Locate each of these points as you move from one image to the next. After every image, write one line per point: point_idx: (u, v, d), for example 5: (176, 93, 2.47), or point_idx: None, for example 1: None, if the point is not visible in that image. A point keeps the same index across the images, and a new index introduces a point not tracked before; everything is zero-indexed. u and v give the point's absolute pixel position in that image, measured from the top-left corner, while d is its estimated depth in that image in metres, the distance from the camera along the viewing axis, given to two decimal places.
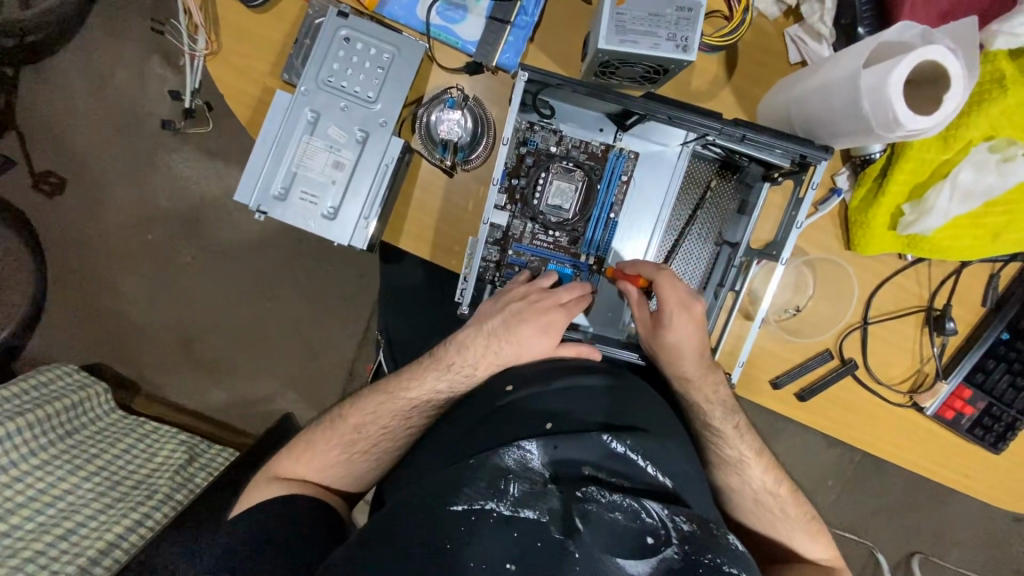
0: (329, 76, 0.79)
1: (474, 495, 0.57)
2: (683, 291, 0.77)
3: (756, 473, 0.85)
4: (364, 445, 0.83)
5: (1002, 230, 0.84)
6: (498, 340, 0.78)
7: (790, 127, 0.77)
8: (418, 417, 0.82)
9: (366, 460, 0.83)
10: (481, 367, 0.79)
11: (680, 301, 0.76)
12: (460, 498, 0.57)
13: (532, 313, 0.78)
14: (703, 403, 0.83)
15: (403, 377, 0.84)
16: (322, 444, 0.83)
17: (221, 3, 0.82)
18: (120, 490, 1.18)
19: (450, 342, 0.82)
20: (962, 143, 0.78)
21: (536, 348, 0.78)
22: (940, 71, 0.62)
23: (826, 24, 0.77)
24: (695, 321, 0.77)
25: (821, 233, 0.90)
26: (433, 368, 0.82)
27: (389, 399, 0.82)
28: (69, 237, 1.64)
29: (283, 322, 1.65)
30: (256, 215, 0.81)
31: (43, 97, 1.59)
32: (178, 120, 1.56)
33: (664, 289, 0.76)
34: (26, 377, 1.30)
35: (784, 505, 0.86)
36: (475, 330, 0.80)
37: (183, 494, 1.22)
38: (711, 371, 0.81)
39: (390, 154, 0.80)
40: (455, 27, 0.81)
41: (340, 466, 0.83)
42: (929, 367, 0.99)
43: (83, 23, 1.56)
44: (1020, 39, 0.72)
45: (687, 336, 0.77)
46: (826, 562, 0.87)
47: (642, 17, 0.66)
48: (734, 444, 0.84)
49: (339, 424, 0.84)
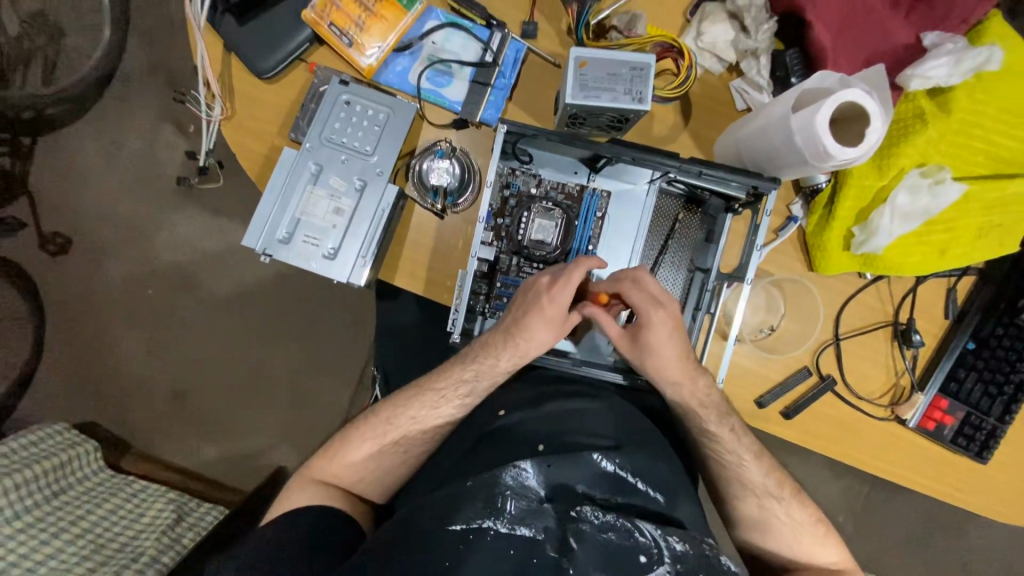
0: (331, 134, 0.88)
1: (472, 515, 0.60)
2: (650, 290, 0.81)
3: (760, 475, 0.90)
4: (394, 435, 0.88)
5: (947, 246, 0.92)
6: (513, 337, 0.83)
7: (742, 163, 0.87)
8: (446, 406, 0.89)
9: (395, 453, 0.88)
10: (506, 360, 0.85)
11: (649, 299, 0.80)
12: (457, 517, 0.60)
13: (535, 306, 0.82)
14: (698, 408, 0.86)
15: (436, 370, 0.91)
16: (354, 439, 0.89)
17: (236, 77, 0.92)
18: (105, 552, 1.16)
19: (477, 342, 0.88)
20: (895, 170, 0.88)
21: (548, 339, 0.83)
22: (859, 111, 0.72)
23: (763, 76, 0.89)
24: (669, 318, 0.80)
25: (785, 257, 0.97)
26: (459, 362, 0.89)
27: (395, 417, 0.89)
28: (70, 295, 1.69)
29: (279, 370, 1.68)
30: (262, 258, 0.87)
31: (58, 165, 1.70)
32: (193, 179, 1.67)
33: (629, 293, 0.81)
34: (16, 438, 1.30)
35: (789, 510, 0.90)
36: (496, 331, 0.86)
37: (169, 556, 1.20)
38: (700, 376, 0.85)
39: (386, 200, 0.88)
40: (442, 90, 0.92)
41: (371, 461, 0.88)
42: (905, 381, 1.03)
43: (101, 96, 1.69)
44: (932, 81, 0.84)
45: (663, 332, 0.80)
46: (839, 563, 0.90)
47: (601, 77, 0.76)
48: (734, 449, 0.88)
49: (372, 419, 0.90)
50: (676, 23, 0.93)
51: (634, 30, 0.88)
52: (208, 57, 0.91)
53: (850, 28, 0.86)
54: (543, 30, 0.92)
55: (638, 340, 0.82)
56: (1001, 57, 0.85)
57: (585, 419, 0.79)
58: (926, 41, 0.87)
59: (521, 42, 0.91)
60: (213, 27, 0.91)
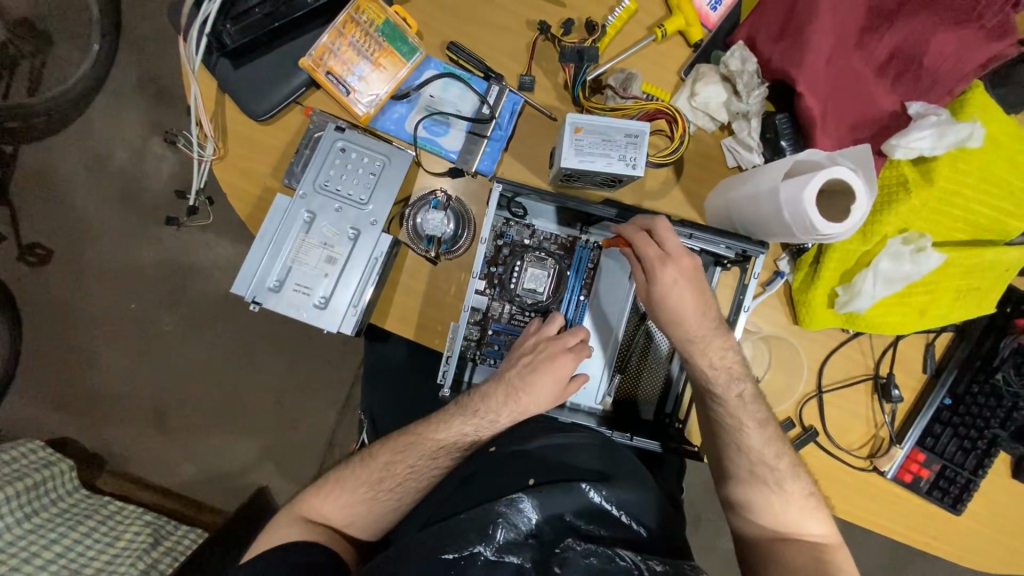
0: (326, 181, 0.88)
1: (464, 545, 0.71)
2: (664, 243, 0.78)
3: (752, 440, 0.89)
4: (390, 483, 0.88)
5: (925, 307, 0.95)
6: (516, 394, 0.85)
7: (732, 223, 0.89)
8: (439, 453, 0.89)
9: (389, 498, 0.88)
10: (504, 414, 0.86)
11: (661, 254, 0.78)
12: (450, 547, 0.70)
13: (543, 364, 0.84)
14: (709, 370, 0.85)
15: (433, 420, 0.90)
16: (349, 481, 0.88)
17: (231, 117, 0.91)
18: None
19: (475, 391, 0.88)
20: (879, 236, 0.90)
21: (548, 398, 0.86)
22: (846, 185, 0.73)
23: (754, 137, 0.91)
24: (685, 270, 0.78)
25: (771, 310, 1.00)
26: (459, 414, 0.89)
27: (383, 460, 0.89)
28: (49, 308, 1.65)
29: (263, 392, 1.66)
30: (250, 305, 0.86)
31: (39, 175, 1.66)
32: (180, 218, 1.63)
33: (640, 246, 0.78)
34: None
35: (781, 470, 0.89)
36: (496, 385, 0.86)
37: None
38: (720, 336, 0.84)
39: (380, 249, 0.88)
40: (439, 139, 0.93)
41: (365, 504, 0.87)
42: (884, 433, 1.06)
43: (87, 106, 1.65)
44: (916, 150, 0.87)
45: (678, 285, 0.78)
46: (824, 539, 0.87)
47: (596, 142, 0.77)
48: (737, 413, 0.88)
49: (369, 462, 0.89)
50: (671, 80, 0.95)
51: (629, 88, 0.90)
52: (200, 97, 0.90)
53: (836, 96, 0.88)
54: (540, 84, 0.93)
55: (652, 298, 0.82)
56: (982, 134, 0.87)
57: (577, 452, 0.86)
58: (911, 110, 0.89)
59: (518, 95, 0.91)
60: (207, 67, 0.89)
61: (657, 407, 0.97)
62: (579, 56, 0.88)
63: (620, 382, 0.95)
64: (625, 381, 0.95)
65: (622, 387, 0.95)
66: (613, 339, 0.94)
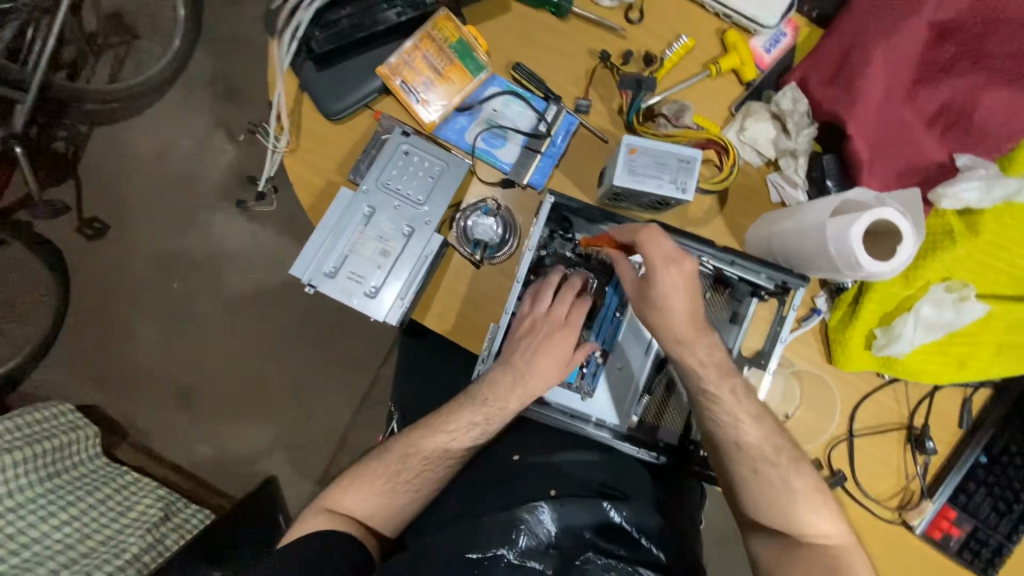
0: (388, 180, 0.94)
1: (487, 545, 0.74)
2: (665, 246, 0.79)
3: (772, 469, 0.86)
4: (408, 474, 0.90)
5: (966, 358, 0.94)
6: (523, 377, 0.86)
7: (772, 255, 0.91)
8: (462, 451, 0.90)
9: (411, 491, 0.89)
10: (513, 400, 0.87)
11: (664, 256, 0.78)
12: (474, 547, 0.73)
13: (545, 343, 0.86)
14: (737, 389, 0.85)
15: (442, 414, 0.93)
16: (373, 474, 0.90)
17: (306, 115, 0.99)
18: (87, 544, 1.19)
19: (482, 380, 0.90)
20: (921, 282, 0.91)
21: (551, 379, 0.87)
22: (893, 228, 0.75)
23: (799, 175, 0.94)
24: (685, 274, 0.79)
25: (805, 346, 1.00)
26: (468, 404, 0.90)
27: (405, 453, 0.90)
28: (98, 280, 1.74)
29: (285, 381, 1.71)
30: (306, 288, 0.92)
31: (108, 156, 1.78)
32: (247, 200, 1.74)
33: (646, 246, 0.78)
34: (21, 414, 1.35)
35: (812, 504, 0.85)
36: (503, 369, 0.88)
37: (151, 556, 1.24)
38: (705, 331, 0.83)
39: (430, 248, 0.94)
40: (496, 151, 0.98)
41: (386, 495, 0.89)
42: (915, 486, 1.03)
43: (161, 97, 1.79)
44: (963, 202, 0.88)
45: (677, 288, 0.79)
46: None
47: (650, 165, 0.82)
48: (757, 442, 0.86)
49: (385, 456, 0.91)
50: (722, 114, 0.99)
51: (681, 118, 0.95)
52: (283, 95, 0.97)
53: (885, 142, 0.91)
54: (595, 108, 0.99)
55: (646, 296, 0.82)
56: None
57: (598, 470, 0.90)
58: (959, 162, 0.91)
59: (574, 117, 0.97)
60: (293, 70, 0.98)
61: (680, 435, 0.94)
62: (637, 85, 0.93)
63: (649, 403, 0.92)
64: (654, 402, 0.93)
65: (652, 411, 0.92)
66: (647, 357, 0.93)
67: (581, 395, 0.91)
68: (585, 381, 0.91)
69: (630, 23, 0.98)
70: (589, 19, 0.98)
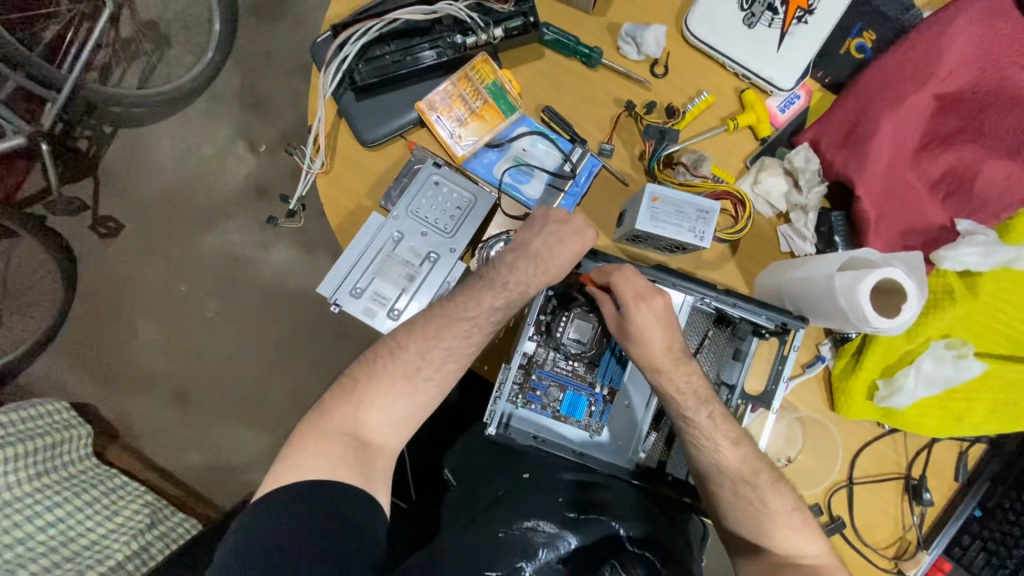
0: (417, 209, 0.99)
1: (504, 565, 0.74)
2: (640, 283, 0.83)
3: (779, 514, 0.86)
4: None
5: (963, 412, 0.97)
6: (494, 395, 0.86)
7: (781, 300, 0.94)
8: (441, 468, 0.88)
9: None
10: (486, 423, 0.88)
11: (638, 293, 0.82)
12: (494, 565, 0.74)
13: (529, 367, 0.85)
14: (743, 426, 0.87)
15: None
16: None
17: (342, 139, 1.03)
18: (74, 547, 1.15)
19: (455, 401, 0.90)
20: (922, 338, 0.95)
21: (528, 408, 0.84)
22: (898, 287, 0.80)
23: (808, 229, 0.99)
24: (656, 312, 0.81)
25: (809, 392, 1.03)
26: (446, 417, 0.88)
27: None
28: (106, 278, 1.75)
29: (286, 391, 1.71)
30: (331, 306, 0.96)
31: (129, 157, 1.81)
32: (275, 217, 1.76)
33: (621, 284, 0.82)
34: (14, 410, 1.32)
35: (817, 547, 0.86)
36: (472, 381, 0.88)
37: (135, 564, 1.18)
38: (683, 360, 0.84)
39: (452, 276, 0.99)
40: (522, 186, 1.03)
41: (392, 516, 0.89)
42: (911, 536, 1.04)
43: (188, 105, 1.83)
44: (963, 264, 0.93)
45: (656, 320, 0.82)
46: None
47: (671, 212, 0.86)
48: (765, 476, 0.87)
49: None
50: (737, 166, 1.04)
51: (699, 168, 1.00)
52: (323, 119, 1.02)
53: (891, 203, 0.97)
54: (618, 152, 1.04)
55: (626, 331, 0.84)
56: None
57: (603, 491, 0.88)
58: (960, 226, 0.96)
59: (598, 159, 1.02)
60: (334, 98, 1.02)
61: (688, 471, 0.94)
62: (660, 134, 0.99)
63: (655, 440, 0.95)
64: (660, 440, 0.95)
65: (658, 447, 0.95)
66: (653, 399, 0.95)
67: (589, 432, 0.94)
68: (594, 419, 0.93)
69: (654, 76, 1.05)
70: (616, 70, 1.04)
